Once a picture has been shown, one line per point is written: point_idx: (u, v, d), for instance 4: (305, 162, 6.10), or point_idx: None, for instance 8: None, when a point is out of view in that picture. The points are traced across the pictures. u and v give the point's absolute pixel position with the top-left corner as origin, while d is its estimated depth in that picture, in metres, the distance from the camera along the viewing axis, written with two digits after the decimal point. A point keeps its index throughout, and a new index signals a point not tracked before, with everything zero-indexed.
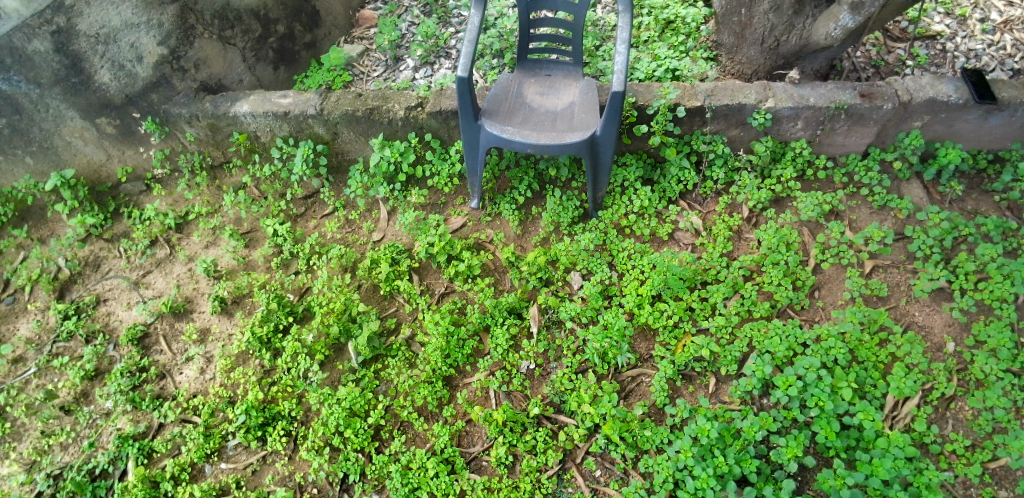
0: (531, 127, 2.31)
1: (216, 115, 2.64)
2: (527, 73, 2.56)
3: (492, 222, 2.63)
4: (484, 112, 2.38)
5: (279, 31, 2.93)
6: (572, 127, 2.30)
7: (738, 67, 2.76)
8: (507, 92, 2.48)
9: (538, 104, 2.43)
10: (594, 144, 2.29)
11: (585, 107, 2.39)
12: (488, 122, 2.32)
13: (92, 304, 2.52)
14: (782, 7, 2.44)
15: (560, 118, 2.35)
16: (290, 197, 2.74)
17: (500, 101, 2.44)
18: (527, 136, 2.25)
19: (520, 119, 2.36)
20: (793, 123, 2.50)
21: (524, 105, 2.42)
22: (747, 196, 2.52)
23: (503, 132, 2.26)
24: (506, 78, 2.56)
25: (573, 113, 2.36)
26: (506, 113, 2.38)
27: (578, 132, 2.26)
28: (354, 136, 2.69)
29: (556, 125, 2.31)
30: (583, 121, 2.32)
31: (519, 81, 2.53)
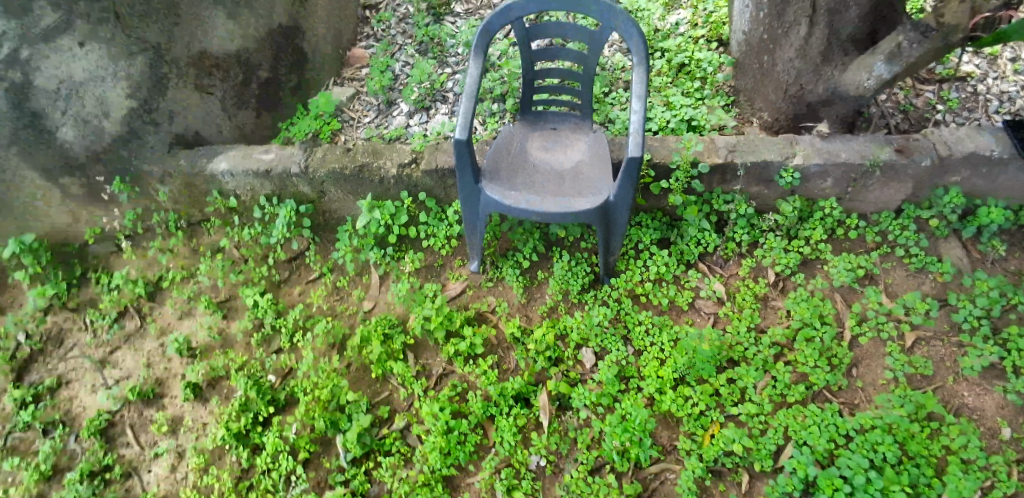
0: (536, 190, 2.06)
1: (193, 173, 2.40)
2: (530, 125, 2.31)
3: (494, 287, 2.40)
4: (484, 171, 2.13)
5: (263, 76, 2.64)
6: (582, 190, 2.04)
7: (758, 115, 2.52)
8: (509, 147, 2.23)
9: (543, 161, 2.17)
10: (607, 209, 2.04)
11: (596, 166, 2.14)
12: (488, 184, 2.07)
13: (52, 388, 2.26)
14: (810, 54, 2.22)
15: (568, 178, 2.10)
16: (272, 261, 2.48)
17: (501, 158, 2.19)
18: (532, 201, 2.00)
19: (524, 179, 2.10)
20: (823, 180, 2.27)
21: (527, 162, 2.17)
22: (774, 259, 2.30)
23: (506, 197, 2.01)
24: (507, 130, 2.31)
25: (583, 172, 2.12)
26: (507, 172, 2.12)
27: (590, 196, 2.01)
28: (343, 195, 2.45)
29: (564, 188, 2.06)
30: (594, 182, 2.07)
31: (522, 134, 2.28)
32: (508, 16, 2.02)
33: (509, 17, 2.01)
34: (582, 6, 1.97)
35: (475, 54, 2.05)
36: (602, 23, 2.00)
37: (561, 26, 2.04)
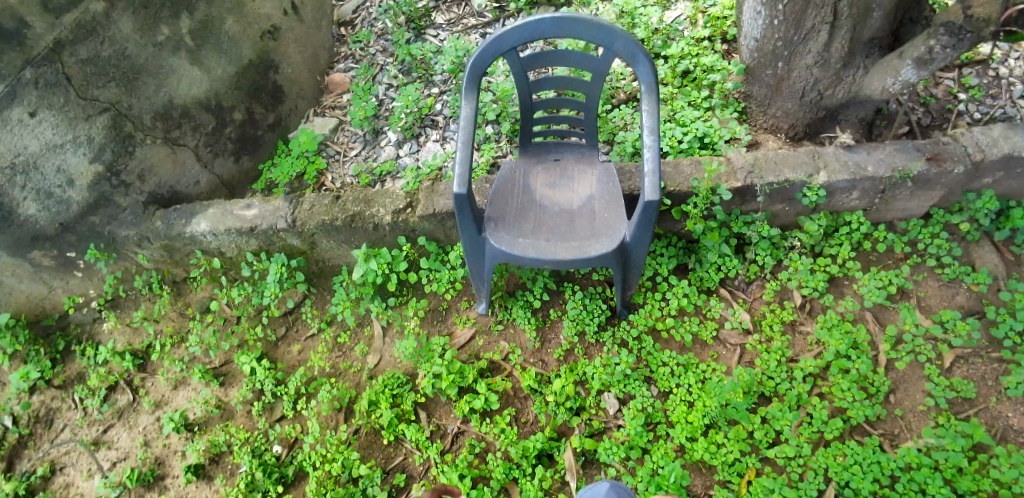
0: (546, 234, 1.91)
1: (170, 237, 2.24)
2: (532, 158, 2.16)
3: (504, 330, 2.26)
4: (488, 217, 1.97)
5: (237, 118, 2.47)
6: (597, 231, 1.90)
7: (773, 121, 2.35)
8: (511, 186, 2.07)
9: (550, 200, 2.02)
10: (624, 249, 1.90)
11: (607, 201, 1.99)
12: (494, 232, 1.91)
13: (46, 477, 2.13)
14: (829, 61, 2.04)
15: (580, 218, 1.95)
16: (266, 320, 2.37)
17: (504, 199, 2.03)
18: (544, 249, 1.85)
19: (531, 222, 1.95)
20: (849, 194, 2.13)
21: (533, 202, 2.01)
22: (800, 282, 2.17)
23: (515, 246, 1.86)
24: (507, 166, 2.15)
25: (595, 210, 1.97)
26: (513, 216, 1.97)
27: (605, 239, 1.86)
28: (334, 244, 2.30)
29: (576, 230, 1.91)
30: (608, 220, 1.93)
31: (523, 170, 2.12)
32: (501, 49, 1.83)
33: (501, 50, 1.83)
34: (582, 32, 1.80)
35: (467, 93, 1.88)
36: (605, 48, 1.82)
37: (559, 54, 1.88)
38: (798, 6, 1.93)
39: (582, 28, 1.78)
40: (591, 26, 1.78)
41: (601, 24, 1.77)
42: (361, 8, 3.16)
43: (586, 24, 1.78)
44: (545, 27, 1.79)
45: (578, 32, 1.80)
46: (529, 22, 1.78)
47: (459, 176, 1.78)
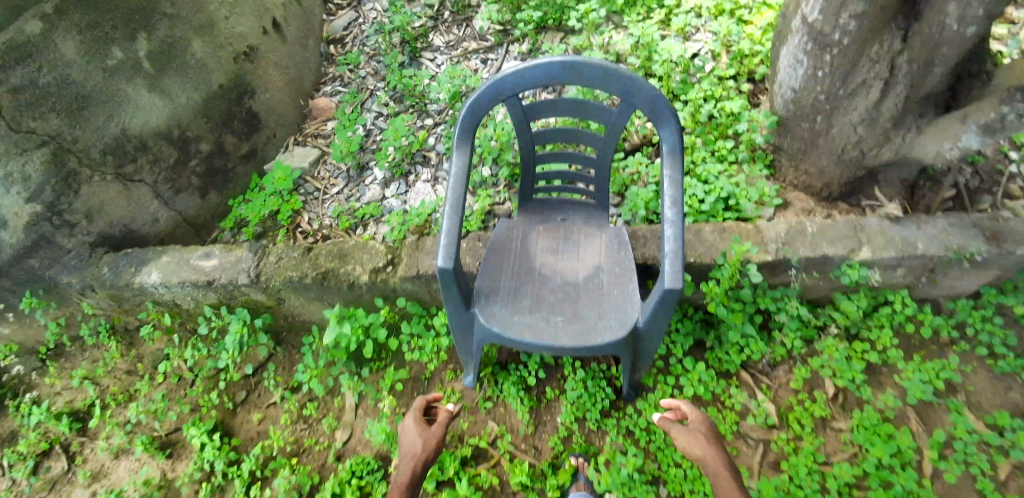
0: (545, 313, 1.64)
1: (117, 287, 1.97)
2: (533, 215, 1.89)
3: (494, 410, 1.99)
4: (479, 287, 1.70)
5: (203, 150, 2.21)
6: (604, 312, 1.63)
7: (806, 179, 2.08)
8: (507, 249, 1.80)
9: (551, 268, 1.75)
10: (636, 335, 1.63)
11: (617, 275, 1.72)
12: (485, 307, 1.64)
13: None
14: (878, 120, 1.77)
15: (585, 294, 1.68)
16: (224, 384, 2.10)
17: (498, 266, 1.76)
18: (542, 332, 1.58)
19: (529, 297, 1.68)
20: (893, 271, 1.86)
21: (532, 271, 1.74)
22: (833, 370, 1.90)
23: (508, 328, 1.58)
24: (504, 224, 1.88)
25: (603, 284, 1.70)
26: (508, 288, 1.70)
27: (614, 323, 1.59)
28: (304, 301, 2.03)
29: (581, 309, 1.64)
30: (618, 299, 1.66)
31: (522, 230, 1.85)
32: (501, 95, 1.57)
33: (500, 99, 1.57)
34: (596, 80, 1.53)
35: (461, 144, 1.61)
36: (622, 102, 1.56)
37: (569, 104, 1.61)
38: (849, 58, 1.69)
39: (596, 78, 1.52)
40: (607, 75, 1.51)
41: (620, 73, 1.50)
42: (353, 25, 2.90)
43: (602, 72, 1.51)
44: (553, 72, 1.53)
45: (593, 80, 1.53)
46: (534, 67, 1.52)
47: (444, 247, 1.51)
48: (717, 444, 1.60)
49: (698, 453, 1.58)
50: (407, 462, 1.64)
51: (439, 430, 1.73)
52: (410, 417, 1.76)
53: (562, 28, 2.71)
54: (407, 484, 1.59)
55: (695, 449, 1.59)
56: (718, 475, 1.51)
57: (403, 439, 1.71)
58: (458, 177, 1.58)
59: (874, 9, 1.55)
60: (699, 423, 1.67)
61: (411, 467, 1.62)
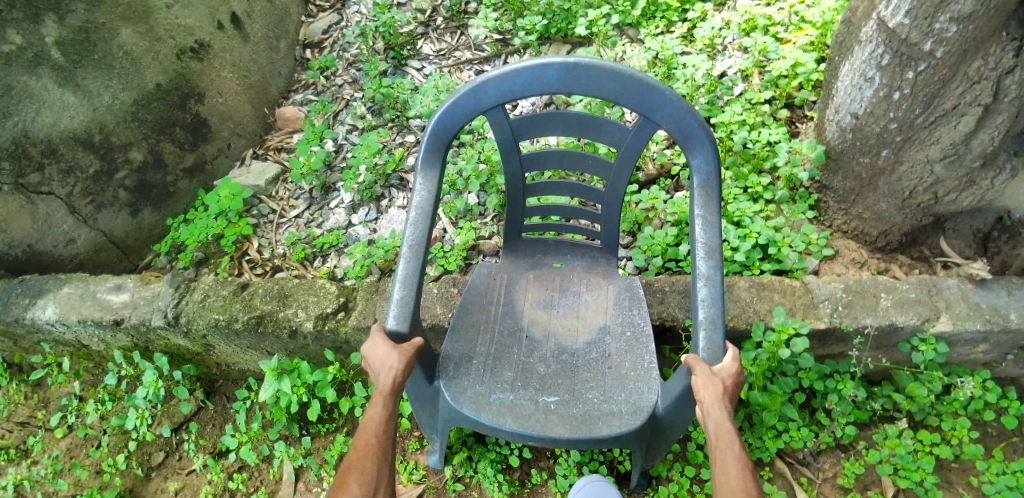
0: (532, 391, 1.25)
1: (5, 321, 1.59)
2: (521, 260, 1.52)
3: (465, 493, 1.58)
4: (447, 353, 1.32)
5: (135, 159, 1.86)
6: (611, 392, 1.23)
7: (861, 224, 1.72)
8: (486, 303, 1.43)
9: (542, 330, 1.37)
10: (655, 423, 1.23)
11: (629, 342, 1.33)
12: (451, 381, 1.26)
13: None
14: (963, 157, 1.41)
15: (587, 366, 1.29)
16: (133, 446, 1.67)
17: (474, 326, 1.38)
18: (527, 418, 1.19)
19: (512, 368, 1.29)
20: (973, 345, 1.48)
21: (517, 333, 1.36)
22: (898, 468, 1.49)
23: (481, 412, 1.20)
24: (483, 271, 1.50)
25: (609, 354, 1.31)
26: (485, 354, 1.32)
27: (626, 409, 1.20)
28: (236, 348, 1.64)
29: (580, 387, 1.25)
30: (629, 373, 1.27)
31: (506, 279, 1.48)
32: (480, 107, 1.20)
33: (480, 110, 1.20)
34: (608, 90, 1.15)
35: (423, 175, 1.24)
36: (641, 119, 1.19)
37: (571, 120, 1.24)
38: (939, 76, 1.31)
39: (608, 86, 1.14)
40: (622, 82, 1.14)
41: (641, 81, 1.13)
42: (334, 28, 2.57)
43: (617, 79, 1.14)
44: (549, 79, 1.16)
45: (603, 89, 1.15)
46: (524, 70, 1.15)
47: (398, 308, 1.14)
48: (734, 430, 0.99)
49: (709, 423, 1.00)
50: (381, 382, 1.08)
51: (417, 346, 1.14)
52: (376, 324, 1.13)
53: (569, 39, 2.37)
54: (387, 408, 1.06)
55: (710, 429, 1.00)
56: (725, 489, 0.94)
57: (368, 355, 1.11)
58: (419, 211, 1.22)
59: (982, 9, 1.17)
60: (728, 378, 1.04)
61: (391, 381, 1.07)
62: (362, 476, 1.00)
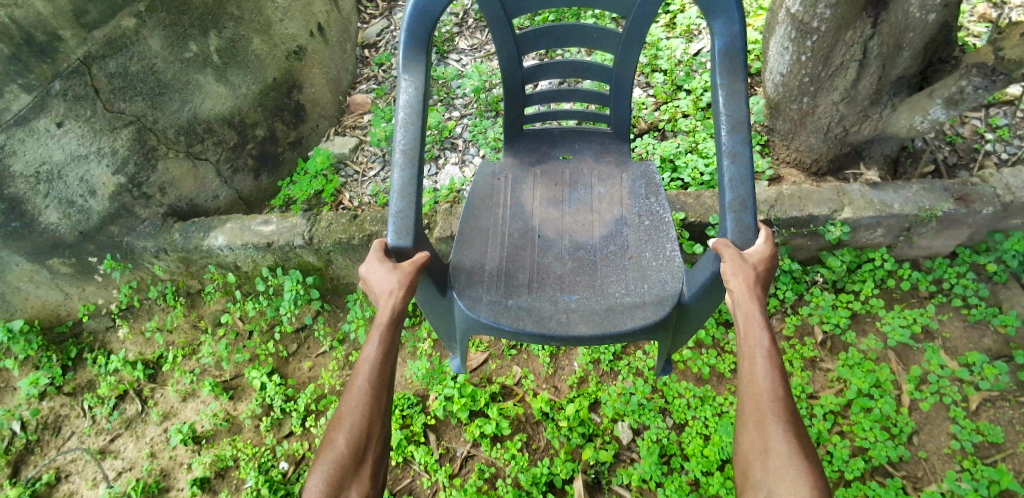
0: (549, 299, 1.69)
1: (187, 249, 2.25)
2: (523, 160, 2.06)
3: (518, 356, 2.30)
4: (457, 266, 1.76)
5: (259, 135, 2.50)
6: (633, 286, 1.69)
7: (796, 155, 2.34)
8: (493, 222, 1.88)
9: (553, 230, 1.87)
10: (681, 309, 1.66)
11: (651, 233, 1.81)
12: (463, 292, 1.70)
13: (50, 484, 2.18)
14: (857, 98, 2.03)
15: (603, 260, 1.78)
16: (279, 335, 2.37)
17: (495, 237, 1.84)
18: (547, 321, 1.63)
19: (528, 275, 1.75)
20: (872, 231, 2.10)
21: (529, 248, 1.82)
22: (821, 318, 2.16)
23: (501, 318, 1.62)
24: (486, 175, 2.01)
25: (626, 252, 1.78)
26: (496, 267, 1.76)
27: (652, 301, 1.64)
28: (350, 262, 2.29)
29: (598, 284, 1.72)
30: (651, 266, 1.73)
31: (512, 181, 2.00)
32: None
33: None
34: None
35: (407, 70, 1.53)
36: None
37: None
38: (827, 43, 1.93)
39: None
40: None
41: None
42: (385, 31, 3.21)
43: None
44: None
45: None
46: None
47: (396, 222, 1.43)
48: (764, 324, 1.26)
49: (744, 317, 1.28)
50: (381, 307, 1.33)
51: (411, 261, 1.40)
52: (372, 246, 1.41)
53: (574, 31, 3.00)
54: (384, 331, 1.29)
55: (742, 319, 1.29)
56: (750, 368, 1.21)
57: (367, 281, 1.39)
58: (409, 108, 1.50)
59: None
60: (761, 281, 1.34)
61: (389, 306, 1.31)
62: (359, 386, 1.21)
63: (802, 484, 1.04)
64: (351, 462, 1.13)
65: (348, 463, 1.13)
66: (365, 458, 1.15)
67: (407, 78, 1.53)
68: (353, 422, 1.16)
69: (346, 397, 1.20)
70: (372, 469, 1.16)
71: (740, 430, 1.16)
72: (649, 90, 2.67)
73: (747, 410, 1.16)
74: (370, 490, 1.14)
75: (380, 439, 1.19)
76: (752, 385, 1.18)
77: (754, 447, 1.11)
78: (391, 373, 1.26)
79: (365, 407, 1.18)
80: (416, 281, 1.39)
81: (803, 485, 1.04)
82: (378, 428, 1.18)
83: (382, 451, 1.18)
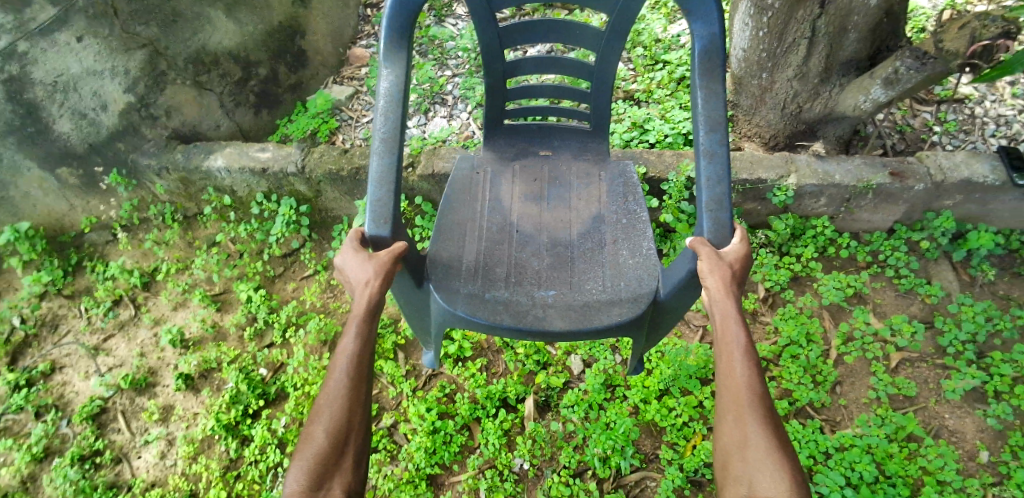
0: (524, 292, 1.64)
1: (188, 169, 2.43)
2: (502, 155, 2.02)
3: None
4: (433, 259, 1.69)
5: (262, 73, 2.68)
6: (610, 283, 1.65)
7: (756, 130, 2.55)
8: (470, 216, 1.83)
9: (532, 224, 1.82)
10: (657, 309, 1.63)
11: (629, 230, 1.78)
12: (440, 285, 1.63)
13: (46, 373, 2.35)
14: (808, 75, 2.25)
15: (580, 256, 1.74)
16: (266, 257, 2.54)
17: (473, 230, 1.79)
18: (524, 316, 1.57)
19: (506, 269, 1.70)
20: (816, 200, 2.37)
21: (507, 242, 1.77)
22: (764, 275, 2.37)
23: (477, 311, 1.56)
24: (465, 169, 1.96)
25: (603, 248, 1.74)
26: (473, 261, 1.70)
27: (628, 299, 1.60)
28: (338, 195, 2.50)
29: (576, 281, 1.68)
30: (628, 264, 1.69)
31: (492, 176, 1.94)
32: None
33: None
34: None
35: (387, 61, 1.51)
36: None
37: None
38: (781, 20, 2.14)
39: None
40: None
41: None
42: None
43: None
44: None
45: None
46: None
47: (373, 211, 1.42)
48: (740, 320, 1.27)
49: (721, 314, 1.29)
50: (360, 298, 1.32)
51: (387, 250, 1.40)
52: (348, 238, 1.41)
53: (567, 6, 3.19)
54: (363, 323, 1.29)
55: (717, 315, 1.29)
56: (728, 363, 1.21)
57: (343, 273, 1.39)
58: (390, 97, 1.49)
59: None
60: (738, 280, 1.35)
61: (366, 298, 1.31)
62: (337, 378, 1.21)
63: (781, 475, 1.03)
64: (332, 453, 1.13)
65: (329, 454, 1.12)
66: (346, 449, 1.15)
67: (388, 67, 1.52)
68: (331, 414, 1.17)
69: (325, 389, 1.20)
70: (355, 459, 1.16)
71: (719, 423, 1.16)
72: (631, 64, 2.85)
73: (726, 404, 1.16)
74: (353, 479, 1.14)
75: (361, 429, 1.19)
76: (729, 377, 1.18)
77: (733, 440, 1.10)
78: (369, 364, 1.26)
79: (344, 400, 1.18)
80: (391, 270, 1.39)
81: (780, 477, 1.03)
82: (356, 420, 1.18)
83: (363, 441, 1.18)
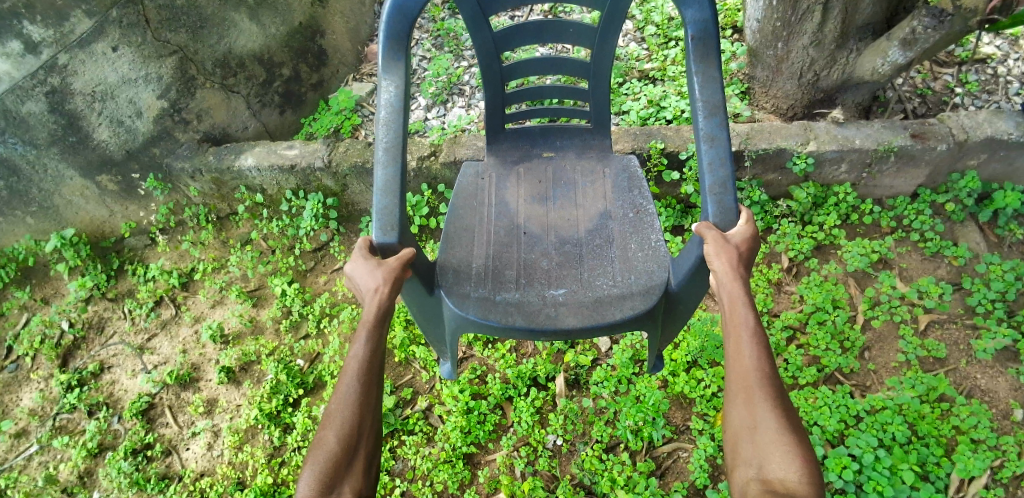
0: (535, 292, 1.63)
1: (220, 169, 2.53)
2: (506, 159, 1.99)
3: None
4: (443, 265, 1.69)
5: (285, 74, 2.79)
6: (621, 277, 1.63)
7: (774, 102, 2.56)
8: (477, 220, 1.82)
9: (539, 223, 1.81)
10: (672, 300, 1.61)
11: (635, 222, 1.76)
12: (450, 290, 1.63)
13: (96, 373, 2.46)
14: (824, 42, 2.25)
15: (589, 252, 1.72)
16: (298, 252, 2.63)
17: (481, 234, 1.78)
18: (536, 316, 1.56)
19: (515, 271, 1.69)
20: (837, 166, 2.38)
21: (515, 244, 1.75)
22: (787, 245, 2.38)
23: (489, 314, 1.56)
24: (469, 175, 1.94)
25: (611, 244, 1.72)
26: (483, 265, 1.69)
27: (640, 292, 1.58)
28: (364, 188, 2.57)
29: (587, 277, 1.66)
30: (637, 257, 1.67)
31: (496, 178, 1.93)
32: None
33: None
34: None
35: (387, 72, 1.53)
36: None
37: None
38: None
39: None
40: None
41: None
42: None
43: None
44: None
45: None
46: None
47: (380, 219, 1.41)
48: (749, 304, 1.23)
49: (729, 298, 1.25)
50: (368, 304, 1.31)
51: (395, 256, 1.38)
52: (356, 246, 1.40)
53: None
54: (372, 329, 1.28)
55: (724, 300, 1.26)
56: (736, 348, 1.18)
57: (353, 279, 1.37)
58: (391, 107, 1.49)
59: None
60: (746, 262, 1.32)
61: (376, 305, 1.29)
62: (348, 385, 1.20)
63: (793, 460, 1.03)
64: (342, 459, 1.12)
65: (339, 460, 1.11)
66: (356, 454, 1.14)
67: (388, 78, 1.53)
68: (342, 420, 1.15)
69: (334, 397, 1.19)
70: (364, 465, 1.16)
71: (729, 408, 1.15)
72: (643, 43, 2.87)
73: (734, 389, 1.15)
74: (363, 485, 1.14)
75: (371, 434, 1.18)
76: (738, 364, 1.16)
77: (743, 425, 1.10)
78: (379, 369, 1.25)
79: (355, 406, 1.17)
80: (400, 276, 1.37)
81: (790, 461, 1.03)
82: (367, 425, 1.17)
83: (373, 447, 1.18)
